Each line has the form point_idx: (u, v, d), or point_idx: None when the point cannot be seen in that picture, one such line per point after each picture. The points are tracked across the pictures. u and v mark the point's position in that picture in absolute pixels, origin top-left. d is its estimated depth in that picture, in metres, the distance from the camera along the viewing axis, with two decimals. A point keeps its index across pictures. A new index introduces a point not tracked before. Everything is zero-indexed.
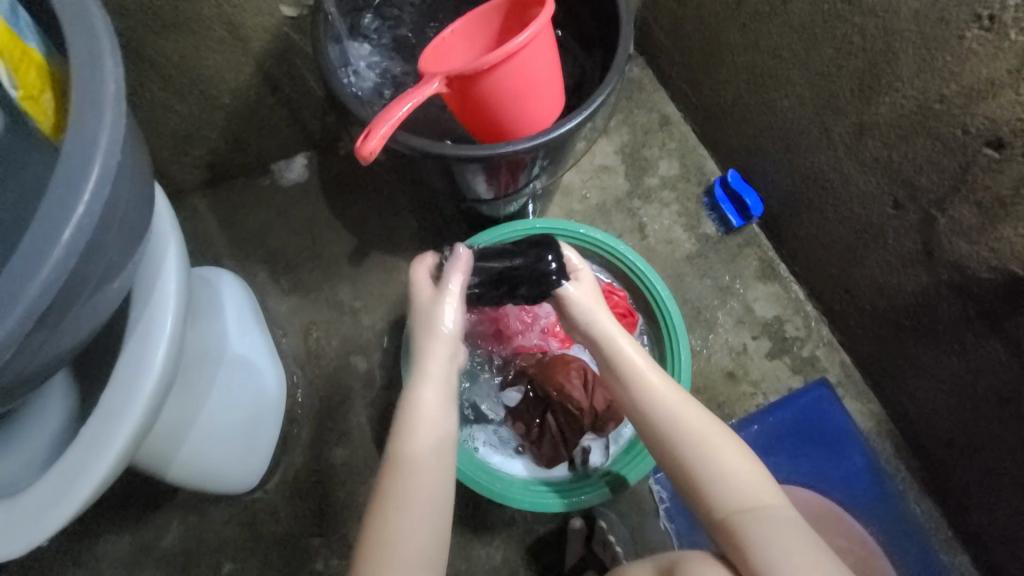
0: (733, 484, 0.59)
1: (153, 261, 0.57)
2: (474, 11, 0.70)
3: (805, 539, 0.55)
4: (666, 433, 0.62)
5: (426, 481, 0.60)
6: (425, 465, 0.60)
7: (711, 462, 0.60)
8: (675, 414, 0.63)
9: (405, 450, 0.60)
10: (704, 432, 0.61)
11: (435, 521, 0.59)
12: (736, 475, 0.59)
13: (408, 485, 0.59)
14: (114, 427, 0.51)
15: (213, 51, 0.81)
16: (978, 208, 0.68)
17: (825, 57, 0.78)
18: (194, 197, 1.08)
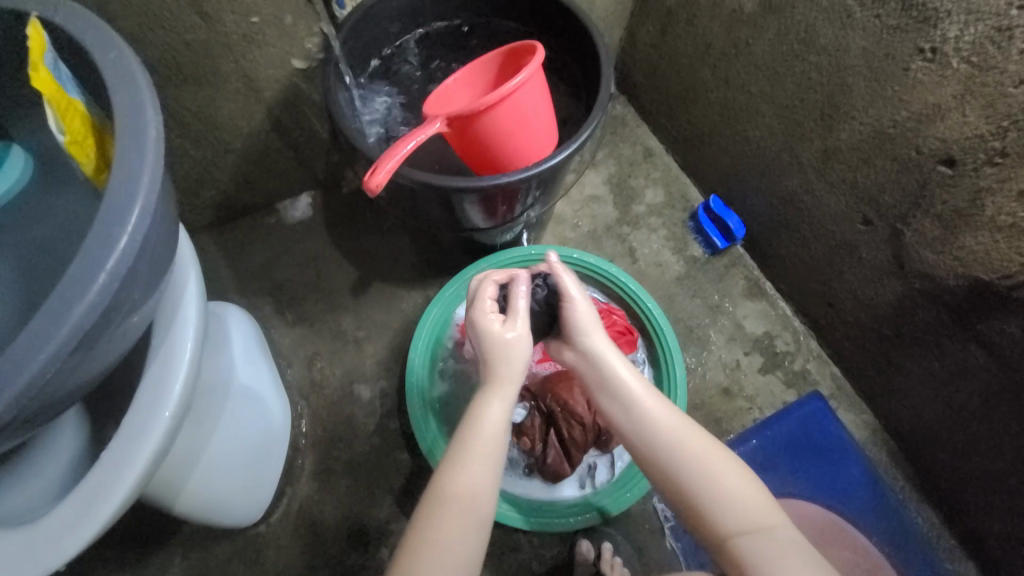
0: (734, 504, 0.57)
1: (173, 291, 0.60)
2: (473, 62, 0.78)
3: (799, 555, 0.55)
4: (662, 455, 0.60)
5: (465, 517, 0.57)
6: (468, 500, 0.58)
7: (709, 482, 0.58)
8: (671, 436, 0.61)
9: (453, 477, 0.59)
10: (700, 452, 0.60)
11: (468, 558, 0.57)
12: (735, 495, 0.58)
13: (446, 518, 0.57)
14: (135, 450, 0.53)
15: (228, 101, 0.88)
16: (938, 220, 0.74)
17: (789, 91, 0.86)
18: (202, 236, 1.12)
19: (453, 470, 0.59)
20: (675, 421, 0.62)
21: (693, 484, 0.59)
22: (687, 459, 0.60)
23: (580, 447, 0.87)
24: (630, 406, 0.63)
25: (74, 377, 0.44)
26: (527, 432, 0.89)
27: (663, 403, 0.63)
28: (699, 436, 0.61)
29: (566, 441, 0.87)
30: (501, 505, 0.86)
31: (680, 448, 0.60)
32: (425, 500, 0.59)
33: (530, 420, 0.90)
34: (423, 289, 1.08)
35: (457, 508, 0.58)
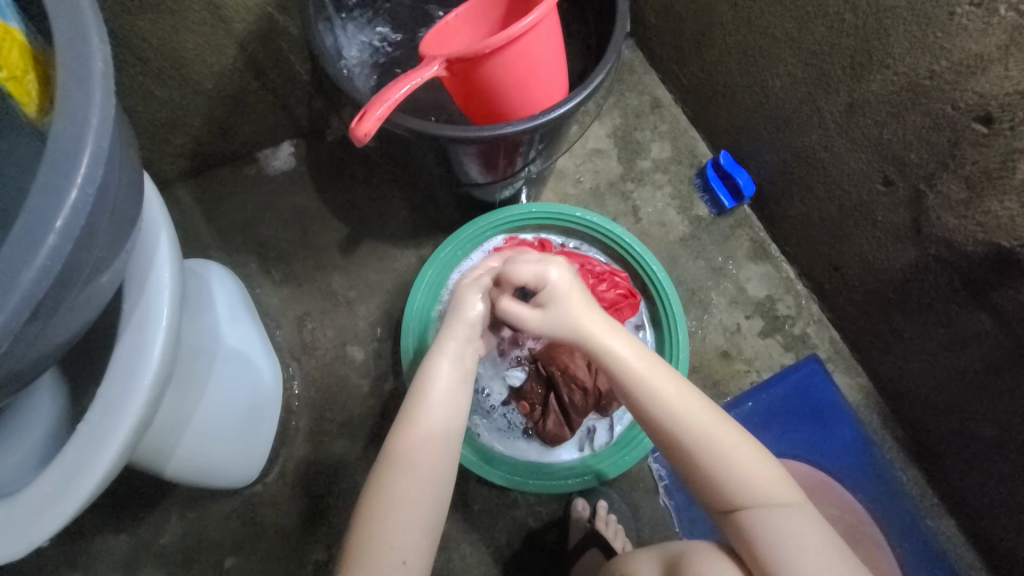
0: (746, 484, 0.56)
1: (144, 251, 0.55)
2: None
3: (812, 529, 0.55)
4: (671, 439, 0.57)
5: (424, 471, 0.57)
6: (427, 453, 0.58)
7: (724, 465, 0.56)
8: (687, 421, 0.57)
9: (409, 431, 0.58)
10: (713, 435, 0.56)
11: (426, 509, 0.56)
12: (751, 476, 0.56)
13: (405, 470, 0.57)
14: (114, 422, 0.49)
15: (193, 33, 0.78)
16: (965, 182, 0.70)
17: (817, 36, 0.78)
18: (177, 187, 1.04)
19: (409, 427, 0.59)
20: (691, 405, 0.57)
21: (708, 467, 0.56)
22: (702, 446, 0.56)
23: (580, 411, 0.86)
24: (641, 393, 0.58)
25: (35, 347, 0.39)
26: (527, 396, 0.88)
27: (678, 385, 0.58)
28: (716, 416, 0.58)
29: (566, 405, 0.86)
30: (500, 467, 0.86)
31: (696, 434, 0.56)
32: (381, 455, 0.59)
33: (529, 384, 0.89)
34: (417, 248, 1.03)
35: (416, 462, 0.57)
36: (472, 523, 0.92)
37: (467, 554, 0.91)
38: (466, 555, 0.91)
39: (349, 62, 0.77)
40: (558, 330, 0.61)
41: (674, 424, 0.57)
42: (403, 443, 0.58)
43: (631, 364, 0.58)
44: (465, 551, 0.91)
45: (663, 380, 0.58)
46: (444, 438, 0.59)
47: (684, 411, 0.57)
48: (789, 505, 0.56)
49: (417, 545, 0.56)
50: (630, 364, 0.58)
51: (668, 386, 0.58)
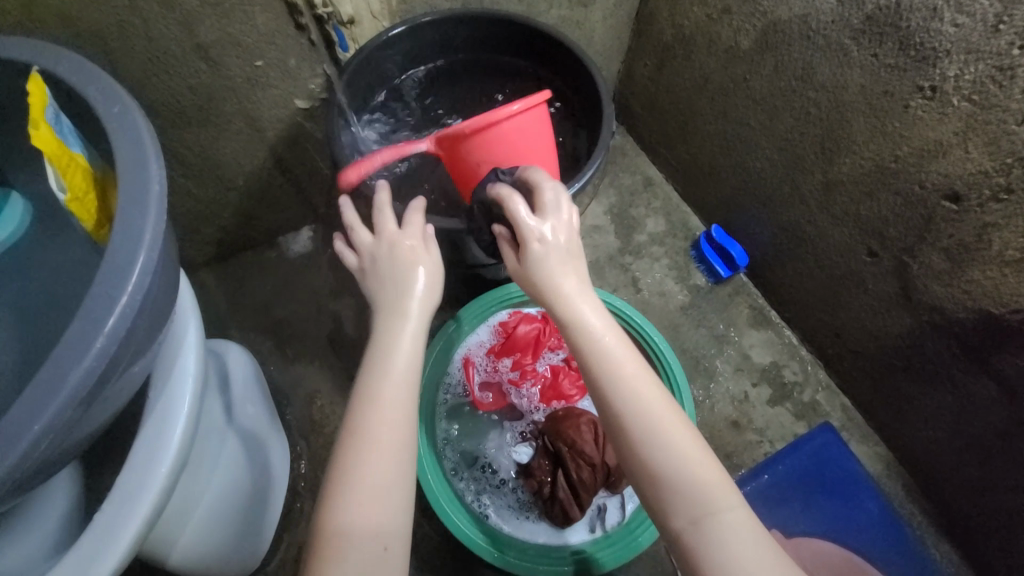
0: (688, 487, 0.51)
1: (174, 342, 0.59)
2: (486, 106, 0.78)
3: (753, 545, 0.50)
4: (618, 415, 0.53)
5: (383, 451, 0.52)
6: (387, 434, 0.53)
7: (714, 537, 0.49)
8: (686, 473, 0.51)
9: (362, 416, 0.53)
10: (664, 425, 0.52)
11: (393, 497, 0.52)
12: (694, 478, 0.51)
13: (376, 416, 0.53)
14: (129, 511, 0.51)
15: (230, 141, 0.88)
16: (945, 254, 0.74)
17: (788, 125, 0.87)
18: (203, 272, 1.11)
19: (365, 411, 0.53)
20: (697, 455, 0.52)
21: (701, 544, 0.50)
22: (698, 506, 0.50)
23: (590, 489, 0.84)
24: (642, 438, 0.52)
25: (69, 439, 0.42)
26: (534, 473, 0.87)
27: (682, 432, 0.53)
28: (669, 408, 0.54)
29: (574, 482, 0.84)
30: (510, 551, 0.84)
31: (695, 488, 0.51)
32: (337, 453, 0.53)
33: (538, 459, 0.88)
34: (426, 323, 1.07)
35: (376, 445, 0.52)
36: None
37: None
38: None
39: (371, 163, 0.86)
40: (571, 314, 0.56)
41: (671, 479, 0.51)
42: (364, 427, 0.53)
43: (637, 395, 0.53)
44: None
45: (625, 355, 0.55)
46: (402, 412, 0.54)
47: (689, 460, 0.52)
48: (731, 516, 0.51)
49: (395, 533, 0.51)
50: (636, 394, 0.53)
51: (626, 362, 0.54)
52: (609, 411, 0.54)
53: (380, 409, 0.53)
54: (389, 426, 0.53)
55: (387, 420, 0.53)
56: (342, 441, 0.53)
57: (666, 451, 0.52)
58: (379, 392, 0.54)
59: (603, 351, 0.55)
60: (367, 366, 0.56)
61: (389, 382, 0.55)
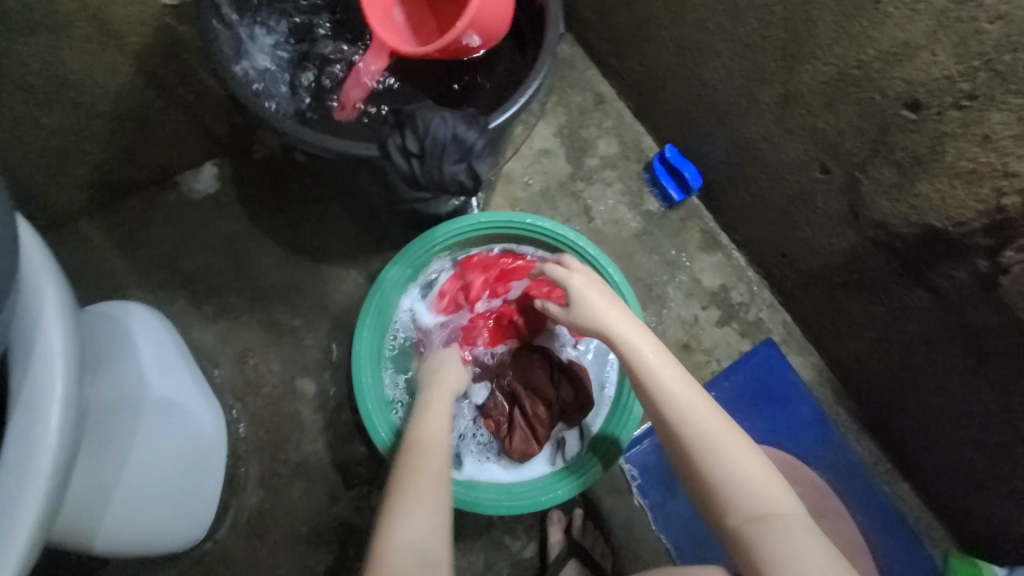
0: (741, 486, 0.59)
1: (28, 317, 0.47)
2: None
3: (815, 544, 0.55)
4: (675, 426, 0.63)
5: (434, 454, 0.67)
6: (429, 462, 0.66)
7: (768, 533, 0.56)
8: (740, 474, 0.59)
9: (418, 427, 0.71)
10: (716, 435, 0.61)
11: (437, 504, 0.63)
12: (748, 478, 0.59)
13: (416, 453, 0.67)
14: (8, 517, 0.43)
15: (78, 52, 0.69)
16: (896, 167, 0.72)
17: (749, 29, 0.78)
18: (85, 222, 0.93)
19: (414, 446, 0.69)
20: (750, 461, 0.60)
21: (755, 539, 0.56)
22: (754, 506, 0.58)
23: (546, 424, 0.85)
24: (698, 448, 0.61)
25: None
26: (491, 413, 0.86)
27: (691, 392, 0.65)
28: (722, 420, 0.63)
29: (530, 419, 0.85)
30: (468, 493, 0.82)
31: (702, 431, 0.62)
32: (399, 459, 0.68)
33: (495, 400, 0.86)
34: (364, 267, 0.97)
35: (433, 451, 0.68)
36: (446, 547, 0.90)
37: None
38: None
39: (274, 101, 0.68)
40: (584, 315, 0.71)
41: (728, 481, 0.59)
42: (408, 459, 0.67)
43: (649, 367, 0.66)
44: None
45: (676, 379, 0.65)
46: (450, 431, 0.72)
47: (744, 466, 0.60)
48: (787, 517, 0.57)
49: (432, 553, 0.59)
50: (649, 368, 0.66)
51: (677, 384, 0.65)
52: (667, 427, 0.64)
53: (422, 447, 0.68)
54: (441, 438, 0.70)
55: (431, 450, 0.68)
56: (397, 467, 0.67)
57: (723, 460, 0.60)
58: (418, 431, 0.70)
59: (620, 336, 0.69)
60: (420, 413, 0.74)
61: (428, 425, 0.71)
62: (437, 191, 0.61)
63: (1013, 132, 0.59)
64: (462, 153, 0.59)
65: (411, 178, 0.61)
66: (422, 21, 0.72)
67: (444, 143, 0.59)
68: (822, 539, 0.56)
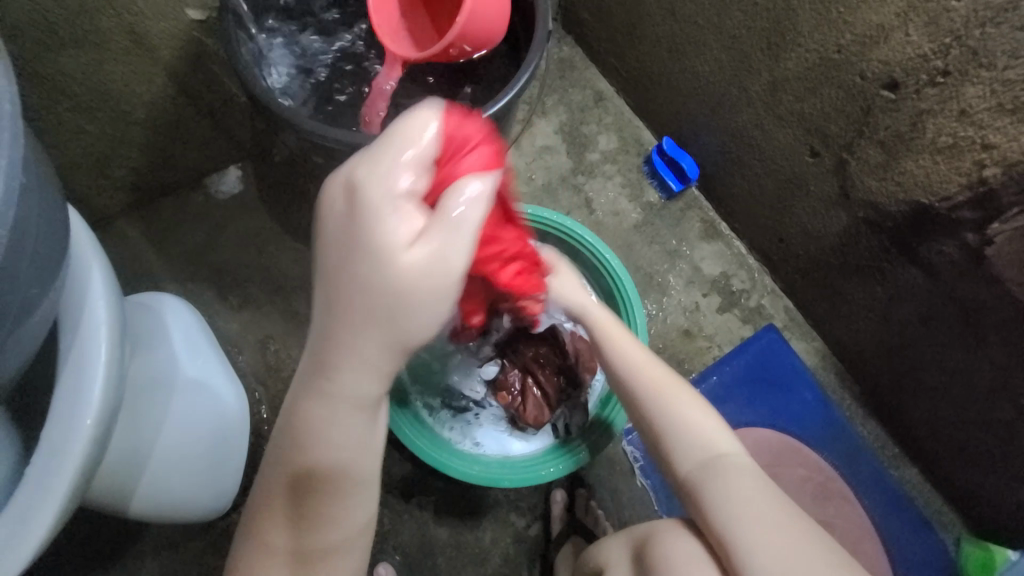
0: (691, 439, 0.64)
1: (77, 290, 0.54)
2: None
3: (753, 483, 0.61)
4: (628, 388, 0.68)
5: (339, 496, 0.52)
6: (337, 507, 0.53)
7: (716, 479, 0.61)
8: (692, 432, 0.64)
9: (304, 445, 0.50)
10: (666, 395, 0.66)
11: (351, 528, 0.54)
12: (695, 433, 0.64)
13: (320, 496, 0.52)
14: (61, 460, 0.50)
15: (119, 64, 0.77)
16: (881, 147, 0.74)
17: (735, 21, 0.82)
18: (123, 221, 1.02)
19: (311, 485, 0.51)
20: (699, 418, 0.65)
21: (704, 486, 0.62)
22: (705, 457, 0.63)
23: (557, 389, 0.90)
24: (653, 409, 0.66)
25: None
26: (504, 385, 0.90)
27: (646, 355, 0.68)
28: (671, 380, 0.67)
29: (542, 387, 0.89)
30: (471, 466, 0.86)
31: (651, 388, 0.66)
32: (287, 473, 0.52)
33: (503, 372, 0.90)
34: None
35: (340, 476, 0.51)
36: (454, 523, 0.93)
37: (453, 556, 0.93)
38: (452, 559, 0.93)
39: (287, 92, 0.77)
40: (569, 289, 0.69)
41: (680, 437, 0.64)
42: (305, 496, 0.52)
43: (609, 334, 0.68)
44: (450, 553, 0.93)
45: (629, 345, 0.69)
46: (344, 455, 0.51)
47: (694, 423, 0.65)
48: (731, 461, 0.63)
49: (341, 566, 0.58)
50: (609, 335, 0.68)
51: (630, 349, 0.68)
52: (624, 390, 0.68)
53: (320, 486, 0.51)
54: (335, 459, 0.50)
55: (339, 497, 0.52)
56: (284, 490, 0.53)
57: (675, 419, 0.65)
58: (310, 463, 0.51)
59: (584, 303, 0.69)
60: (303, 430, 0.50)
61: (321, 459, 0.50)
62: None
63: (988, 105, 0.61)
64: None
65: None
66: (420, 29, 0.78)
67: None
68: (760, 477, 0.63)
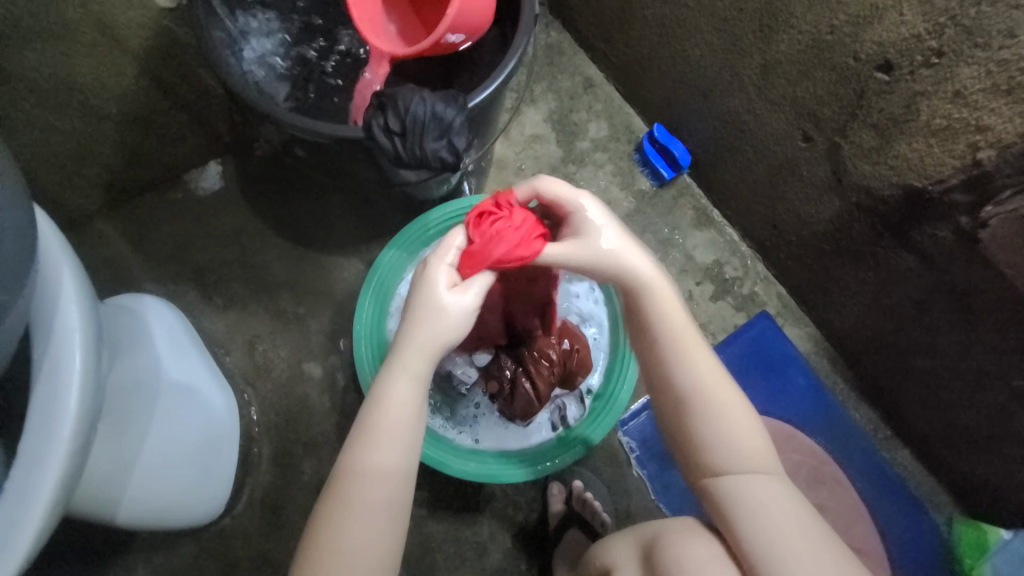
0: (736, 451, 0.59)
1: (47, 296, 0.52)
2: None
3: (790, 501, 0.58)
4: (679, 387, 0.60)
5: (383, 484, 0.56)
6: (379, 497, 0.55)
7: (756, 493, 0.58)
8: (738, 446, 0.59)
9: (367, 439, 0.56)
10: (722, 401, 0.60)
11: (388, 517, 0.56)
12: (742, 445, 0.59)
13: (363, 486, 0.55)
14: (38, 475, 0.48)
15: (86, 57, 0.74)
16: (874, 130, 0.73)
17: (726, 2, 0.80)
18: (100, 221, 0.99)
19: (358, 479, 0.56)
20: (749, 430, 0.60)
21: (744, 502, 0.57)
22: (747, 471, 0.59)
23: (547, 383, 0.85)
24: (704, 414, 0.59)
25: None
26: (494, 374, 0.87)
27: (700, 347, 0.62)
28: (727, 384, 0.61)
29: (532, 379, 0.85)
30: (470, 462, 0.86)
31: (702, 391, 0.60)
32: (345, 469, 0.56)
33: (495, 362, 0.88)
34: (364, 255, 1.00)
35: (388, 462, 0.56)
36: (450, 519, 0.93)
37: (451, 552, 0.92)
38: (449, 555, 0.92)
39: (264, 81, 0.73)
40: (586, 258, 0.61)
41: (723, 449, 0.59)
42: (349, 493, 0.55)
43: (663, 314, 0.61)
44: (447, 549, 0.92)
45: (690, 341, 0.61)
46: (397, 442, 0.57)
47: (742, 435, 0.59)
48: (772, 476, 0.59)
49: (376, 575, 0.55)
50: (666, 326, 0.61)
51: (690, 346, 0.61)
52: (672, 390, 0.61)
53: (368, 478, 0.56)
54: (391, 452, 0.56)
55: (383, 486, 0.56)
56: (335, 489, 0.56)
57: (723, 428, 0.59)
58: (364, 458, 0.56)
59: (647, 284, 0.62)
60: (362, 428, 0.57)
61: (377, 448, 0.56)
62: (421, 163, 0.64)
63: (984, 86, 0.60)
64: (442, 130, 0.63)
65: (391, 149, 0.63)
66: (408, 24, 0.75)
67: (435, 114, 0.62)
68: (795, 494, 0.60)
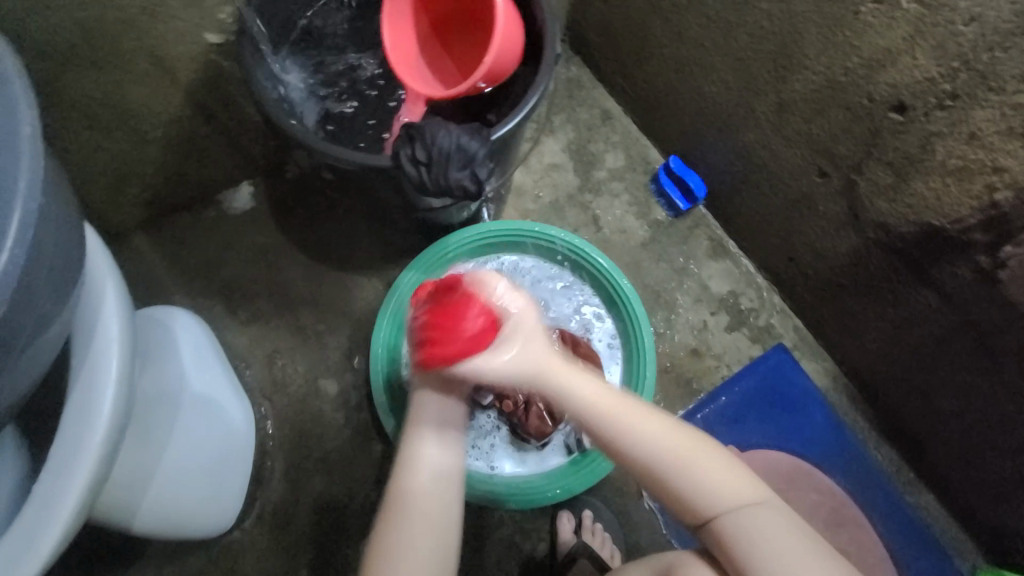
0: (717, 494, 0.56)
1: (90, 306, 0.55)
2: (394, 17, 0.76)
3: (792, 532, 0.56)
4: (641, 461, 0.56)
5: (432, 516, 0.54)
6: (432, 521, 0.54)
7: (754, 534, 0.55)
8: (719, 490, 0.56)
9: (402, 472, 0.56)
10: (684, 454, 0.56)
11: (443, 548, 0.54)
12: (722, 486, 0.57)
13: (411, 518, 0.54)
14: (67, 480, 0.50)
15: (137, 85, 0.79)
16: (890, 168, 0.74)
17: (742, 43, 0.83)
18: (136, 237, 1.04)
19: (404, 514, 0.54)
20: (722, 469, 0.57)
21: (740, 547, 0.55)
22: (737, 513, 0.56)
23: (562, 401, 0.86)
24: (672, 473, 0.56)
25: None
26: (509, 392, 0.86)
27: (634, 405, 0.56)
28: (684, 432, 0.57)
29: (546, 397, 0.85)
30: (478, 485, 0.86)
31: (669, 455, 0.55)
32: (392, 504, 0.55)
33: None
34: (384, 275, 1.03)
35: (440, 503, 0.55)
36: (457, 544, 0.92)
37: None
38: None
39: (299, 107, 0.78)
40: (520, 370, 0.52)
41: (705, 499, 0.56)
42: (397, 529, 0.54)
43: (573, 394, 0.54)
44: None
45: (626, 411, 0.55)
46: (435, 484, 0.55)
47: (716, 473, 0.57)
48: (761, 508, 0.57)
49: None
50: (597, 409, 0.54)
51: (630, 415, 0.55)
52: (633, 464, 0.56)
53: (416, 510, 0.54)
54: (432, 485, 0.55)
55: (434, 520, 0.54)
56: (382, 523, 0.55)
57: (698, 479, 0.56)
58: (405, 490, 0.55)
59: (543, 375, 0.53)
60: (399, 466, 0.56)
61: (415, 483, 0.55)
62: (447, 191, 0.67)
63: (998, 128, 0.61)
64: (467, 161, 0.66)
65: (416, 177, 0.66)
66: (439, 63, 0.80)
67: (461, 145, 0.66)
68: (792, 517, 0.58)
